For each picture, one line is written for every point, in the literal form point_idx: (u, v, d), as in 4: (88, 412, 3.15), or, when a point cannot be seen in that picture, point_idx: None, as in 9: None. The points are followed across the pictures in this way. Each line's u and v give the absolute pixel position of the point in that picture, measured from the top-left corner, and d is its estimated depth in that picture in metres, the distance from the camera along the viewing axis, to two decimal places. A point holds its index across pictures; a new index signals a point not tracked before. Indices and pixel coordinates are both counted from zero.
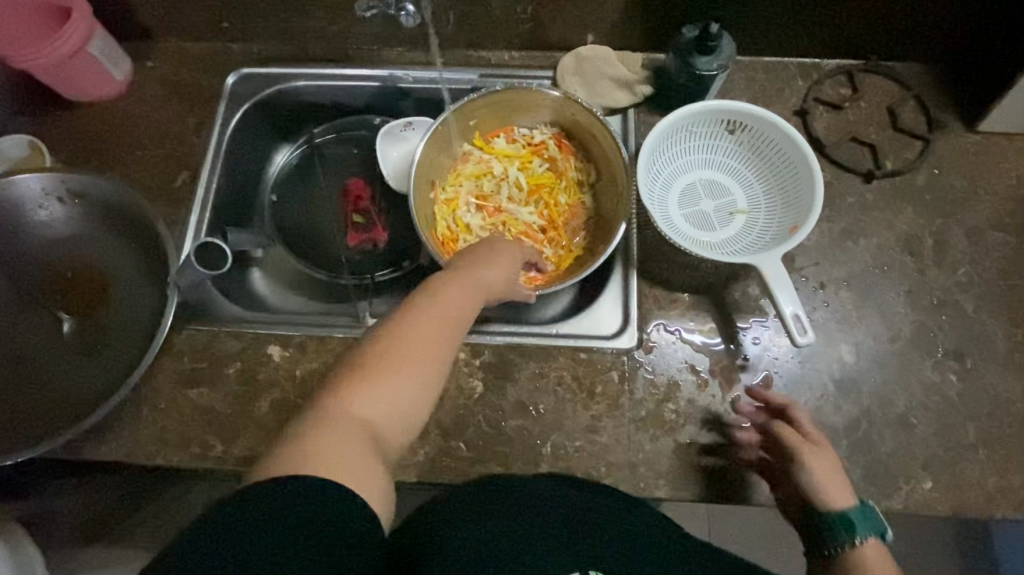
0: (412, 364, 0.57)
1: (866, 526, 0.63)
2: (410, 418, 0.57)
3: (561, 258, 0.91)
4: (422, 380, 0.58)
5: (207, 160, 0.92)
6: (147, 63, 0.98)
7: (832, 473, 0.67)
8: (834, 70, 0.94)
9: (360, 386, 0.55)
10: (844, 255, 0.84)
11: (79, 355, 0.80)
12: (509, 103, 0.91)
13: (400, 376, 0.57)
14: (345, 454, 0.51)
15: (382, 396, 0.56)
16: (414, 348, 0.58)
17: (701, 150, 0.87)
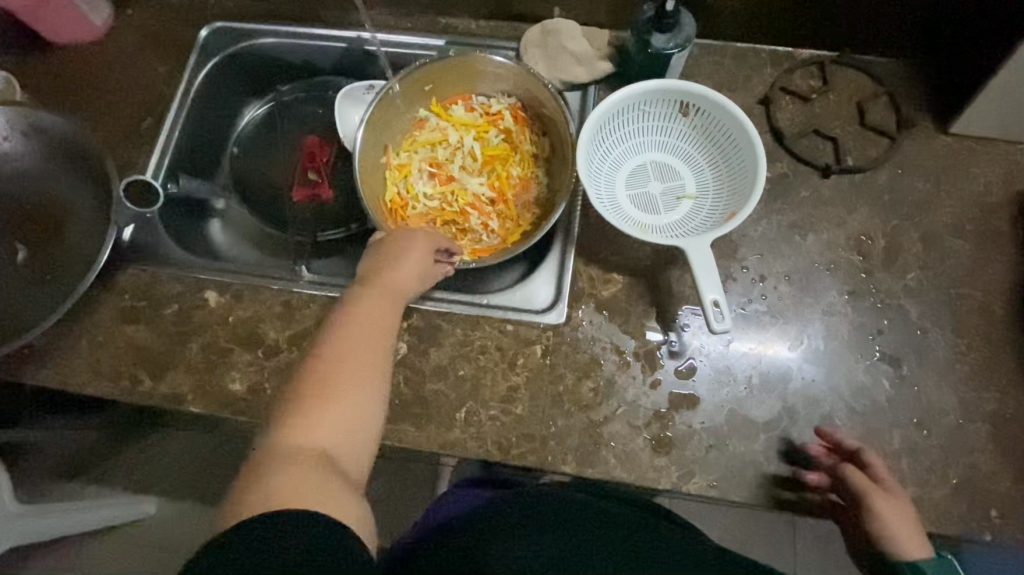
0: (350, 372, 0.61)
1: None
2: (362, 420, 0.60)
3: (507, 231, 0.91)
4: (371, 377, 0.62)
5: (172, 106, 0.94)
6: (126, 11, 1.00)
7: (907, 521, 0.67)
8: (805, 60, 0.91)
9: (307, 412, 0.58)
10: (790, 249, 0.82)
11: (27, 284, 0.83)
12: (466, 71, 0.92)
13: (347, 385, 0.60)
14: (302, 479, 0.52)
15: (331, 413, 0.58)
16: (351, 357, 0.62)
17: (653, 132, 0.85)
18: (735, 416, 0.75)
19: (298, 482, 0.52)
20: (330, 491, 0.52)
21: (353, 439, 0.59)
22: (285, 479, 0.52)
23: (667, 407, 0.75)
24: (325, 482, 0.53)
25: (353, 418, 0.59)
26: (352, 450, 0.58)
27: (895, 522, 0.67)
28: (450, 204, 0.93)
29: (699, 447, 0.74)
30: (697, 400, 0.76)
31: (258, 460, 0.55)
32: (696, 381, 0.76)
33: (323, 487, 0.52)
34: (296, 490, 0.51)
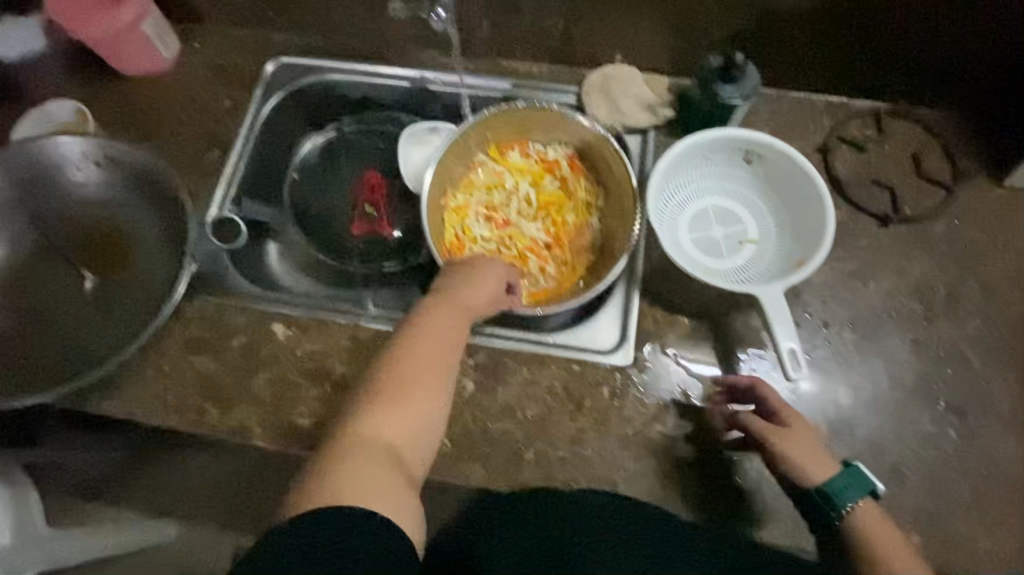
0: (420, 384, 0.64)
1: (852, 490, 0.66)
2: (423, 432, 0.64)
3: (564, 276, 0.92)
4: (439, 391, 0.65)
5: (238, 140, 0.96)
6: (194, 44, 1.03)
7: (807, 445, 0.70)
8: (860, 110, 0.94)
9: (378, 412, 0.62)
10: (852, 295, 0.83)
11: (95, 312, 0.84)
12: (526, 120, 0.93)
13: (416, 395, 0.64)
14: (364, 476, 0.57)
15: (400, 418, 0.62)
16: (421, 369, 0.65)
17: (716, 177, 0.87)
18: None
19: (353, 480, 0.56)
20: (391, 491, 0.57)
21: (416, 443, 0.63)
22: (355, 473, 0.57)
23: (737, 452, 0.75)
24: (389, 481, 0.58)
25: (418, 426, 0.63)
26: (413, 449, 0.63)
27: (800, 453, 0.69)
28: (508, 248, 0.94)
29: (770, 493, 0.74)
30: None
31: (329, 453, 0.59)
32: None
33: (387, 483, 0.58)
34: (358, 485, 0.56)
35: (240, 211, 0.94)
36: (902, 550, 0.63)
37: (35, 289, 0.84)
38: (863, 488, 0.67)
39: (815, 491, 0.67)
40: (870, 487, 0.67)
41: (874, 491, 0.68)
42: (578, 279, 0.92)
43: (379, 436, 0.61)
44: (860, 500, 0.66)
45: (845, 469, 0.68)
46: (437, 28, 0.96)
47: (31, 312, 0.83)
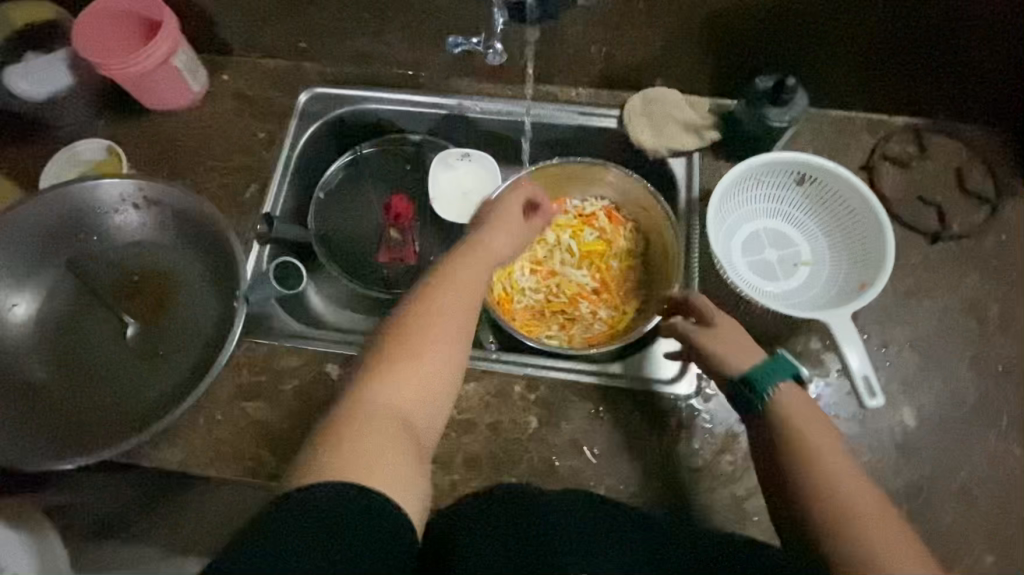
0: (433, 342, 0.63)
1: (776, 374, 0.67)
2: (439, 392, 0.62)
3: (615, 320, 0.94)
4: (453, 349, 0.63)
5: (276, 174, 0.93)
6: (222, 76, 1.00)
7: (736, 340, 0.71)
8: (900, 127, 0.95)
9: (389, 372, 0.60)
10: (907, 314, 0.84)
11: (139, 360, 0.80)
12: (565, 177, 0.97)
13: (427, 353, 0.62)
14: (371, 438, 0.54)
15: (413, 377, 0.60)
16: (435, 326, 0.63)
17: (766, 200, 0.87)
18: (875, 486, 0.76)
19: (360, 447, 0.53)
20: (400, 457, 0.54)
21: (428, 406, 0.61)
22: (358, 439, 0.54)
23: None
24: (392, 447, 0.55)
25: (430, 387, 0.61)
26: (422, 412, 0.60)
27: (728, 348, 0.71)
28: (557, 297, 0.96)
29: None
30: None
31: (342, 412, 0.57)
32: None
33: (393, 447, 0.55)
34: (367, 446, 0.54)
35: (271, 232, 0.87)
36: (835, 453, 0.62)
37: (75, 339, 0.80)
38: (787, 373, 0.67)
39: (746, 384, 0.67)
40: (793, 371, 0.67)
41: (799, 375, 0.68)
42: (629, 323, 0.93)
43: (389, 395, 0.59)
44: (783, 382, 0.66)
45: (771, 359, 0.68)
46: (491, 61, 0.93)
47: (73, 363, 0.79)
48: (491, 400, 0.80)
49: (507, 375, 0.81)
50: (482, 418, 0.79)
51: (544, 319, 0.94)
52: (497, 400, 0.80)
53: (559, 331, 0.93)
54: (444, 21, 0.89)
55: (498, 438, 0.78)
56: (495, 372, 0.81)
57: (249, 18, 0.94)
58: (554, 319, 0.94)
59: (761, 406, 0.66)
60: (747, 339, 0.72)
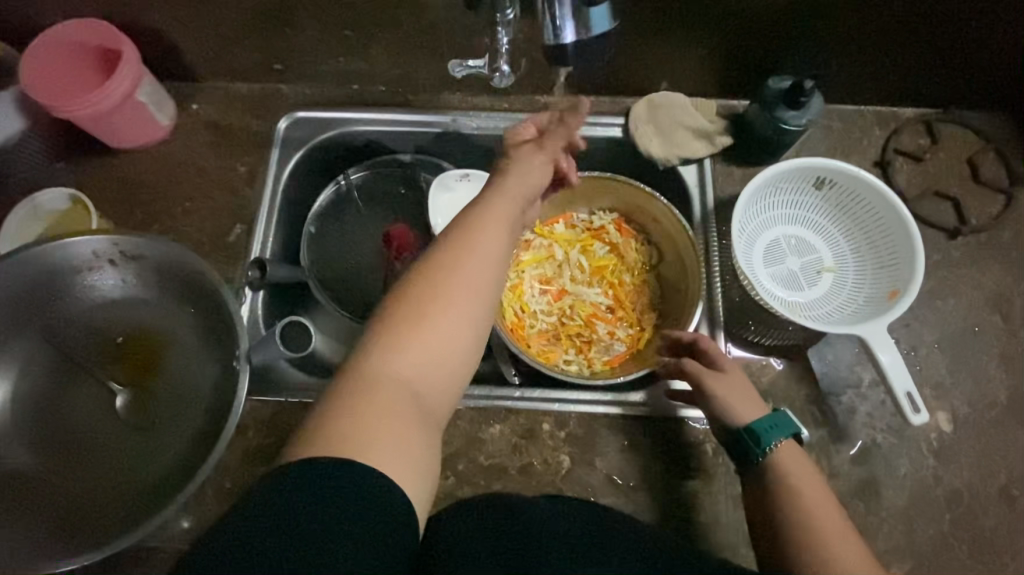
0: (448, 305, 0.56)
1: (777, 431, 0.64)
2: (455, 359, 0.56)
3: (634, 338, 0.90)
4: (468, 313, 0.57)
5: (262, 212, 0.85)
6: (193, 105, 0.92)
7: (739, 390, 0.69)
8: (911, 118, 0.92)
9: (399, 337, 0.54)
10: (934, 315, 0.82)
11: (134, 432, 0.74)
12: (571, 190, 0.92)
13: (440, 318, 0.55)
14: (380, 421, 0.50)
15: (426, 346, 0.54)
16: (450, 286, 0.56)
17: (786, 206, 0.84)
18: (917, 496, 0.74)
19: (369, 428, 0.49)
20: (409, 445, 0.50)
21: (442, 377, 0.55)
22: (364, 412, 0.50)
23: (850, 495, 0.74)
24: (398, 424, 0.50)
25: (447, 354, 0.55)
26: (435, 384, 0.55)
27: (730, 395, 0.69)
28: (572, 318, 0.91)
29: (890, 533, 0.72)
30: (878, 484, 0.75)
31: (351, 379, 0.52)
32: (870, 465, 0.75)
33: (400, 424, 0.51)
34: (376, 427, 0.49)
35: (265, 277, 0.80)
36: (808, 475, 0.62)
37: (59, 414, 0.74)
38: (788, 430, 0.65)
39: (746, 434, 0.65)
40: (794, 429, 0.65)
41: (796, 432, 0.66)
42: (648, 342, 0.89)
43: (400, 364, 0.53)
44: (783, 440, 0.64)
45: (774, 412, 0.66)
46: (498, 83, 0.89)
47: (61, 442, 0.73)
48: (520, 442, 0.76)
49: (534, 413, 0.77)
50: (512, 461, 0.75)
51: (559, 343, 0.90)
52: (526, 441, 0.76)
53: (576, 355, 0.89)
54: (434, 35, 0.83)
55: (531, 481, 0.74)
56: (521, 411, 0.77)
57: (217, 41, 0.86)
58: (570, 343, 0.89)
59: (756, 461, 0.64)
60: (748, 387, 0.70)
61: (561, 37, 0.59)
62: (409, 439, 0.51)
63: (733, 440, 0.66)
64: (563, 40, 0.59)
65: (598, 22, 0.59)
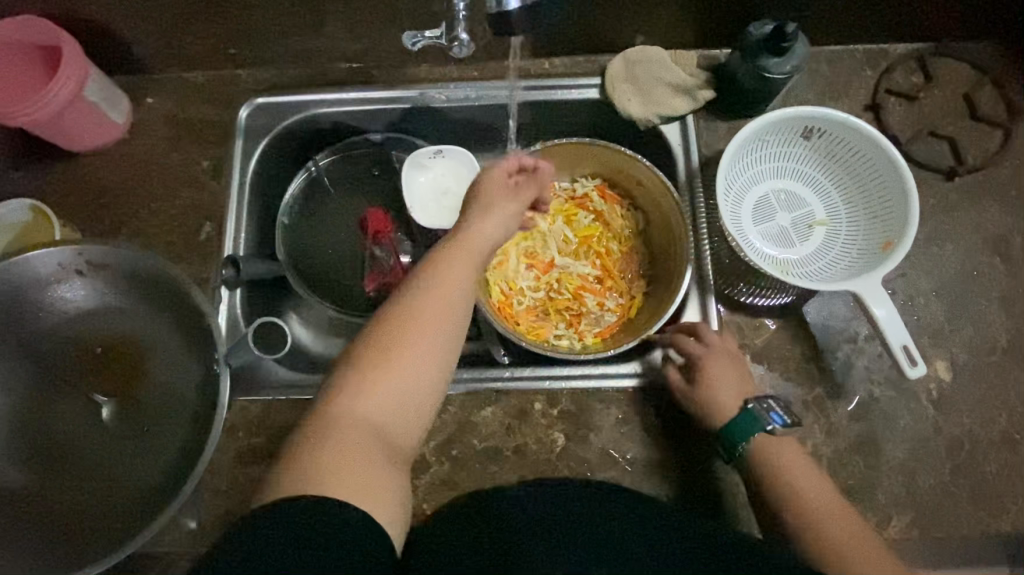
0: (413, 345, 0.56)
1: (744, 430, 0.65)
2: (420, 400, 0.55)
3: (625, 307, 0.88)
4: (431, 355, 0.56)
5: (232, 207, 0.83)
6: (148, 99, 0.88)
7: (718, 384, 0.69)
8: (902, 56, 0.87)
9: (364, 376, 0.54)
10: (930, 261, 0.80)
11: (123, 442, 0.74)
12: (553, 159, 0.88)
13: (404, 361, 0.55)
14: (343, 459, 0.50)
15: (388, 388, 0.54)
16: (417, 326, 0.56)
17: (774, 159, 0.81)
18: (916, 447, 0.73)
19: (335, 464, 0.50)
20: (370, 482, 0.50)
21: (408, 413, 0.55)
22: (327, 454, 0.50)
23: (848, 451, 0.73)
24: (363, 461, 0.51)
25: (409, 394, 0.55)
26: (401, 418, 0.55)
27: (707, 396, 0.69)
28: (560, 291, 0.89)
29: (890, 485, 0.72)
30: (877, 438, 0.74)
31: (316, 420, 0.53)
32: (870, 421, 0.74)
33: (362, 466, 0.51)
34: (338, 467, 0.50)
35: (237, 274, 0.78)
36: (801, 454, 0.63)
37: (46, 430, 0.73)
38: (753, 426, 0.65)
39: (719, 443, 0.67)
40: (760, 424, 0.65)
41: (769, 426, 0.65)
42: (638, 309, 0.87)
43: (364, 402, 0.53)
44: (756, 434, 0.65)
45: (742, 412, 0.66)
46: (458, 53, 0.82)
47: (49, 457, 0.72)
48: (513, 423, 0.75)
49: (524, 392, 0.76)
50: (506, 443, 0.74)
51: (549, 319, 0.88)
52: (519, 422, 0.75)
53: (567, 329, 0.87)
54: (391, 6, 0.78)
55: (527, 463, 0.74)
56: (512, 392, 0.76)
57: (165, 29, 0.81)
58: (559, 317, 0.88)
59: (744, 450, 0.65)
60: (732, 375, 0.69)
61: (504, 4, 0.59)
62: (373, 477, 0.51)
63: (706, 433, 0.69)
64: (507, 4, 0.59)
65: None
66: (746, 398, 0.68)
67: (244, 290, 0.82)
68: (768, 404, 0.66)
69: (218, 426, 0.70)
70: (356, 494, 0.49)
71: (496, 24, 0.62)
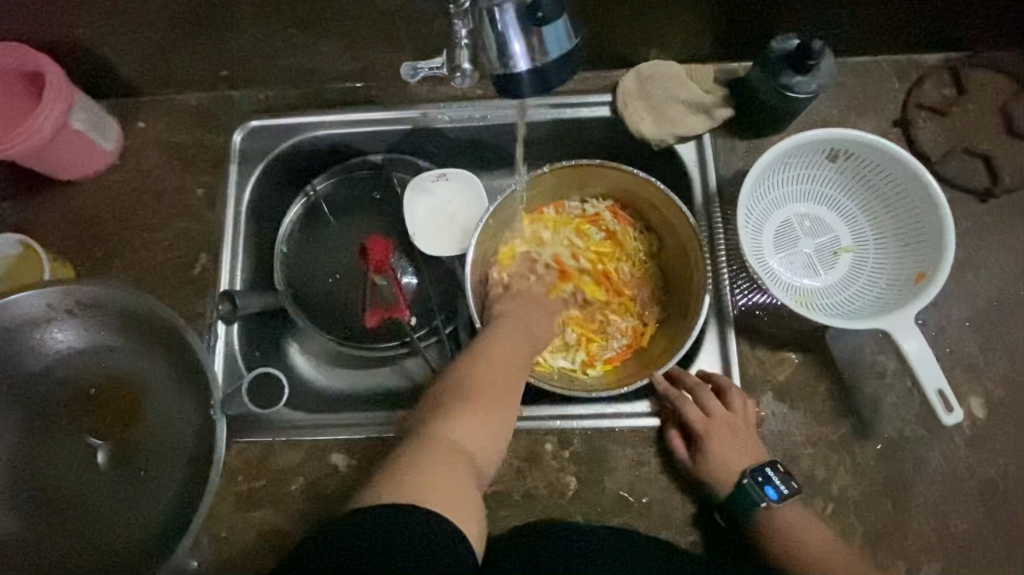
0: (505, 395, 0.66)
1: (740, 505, 0.66)
2: (498, 432, 0.64)
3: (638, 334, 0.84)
4: (508, 394, 0.66)
5: (228, 239, 0.79)
6: (139, 123, 0.84)
7: (720, 456, 0.68)
8: (934, 66, 0.82)
9: (462, 411, 0.63)
10: (964, 290, 0.75)
11: (119, 487, 0.71)
12: (562, 180, 0.83)
13: (489, 400, 0.64)
14: (434, 473, 0.56)
15: (475, 419, 0.63)
16: (500, 381, 0.66)
17: (797, 182, 0.76)
18: (949, 490, 0.69)
19: (428, 476, 0.55)
20: (458, 495, 0.55)
21: (489, 446, 0.63)
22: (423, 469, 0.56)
23: (875, 495, 0.69)
24: (452, 474, 0.57)
25: (491, 422, 0.63)
26: (483, 447, 0.62)
27: (710, 466, 0.68)
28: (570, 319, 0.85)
29: (921, 531, 0.68)
30: (907, 480, 0.70)
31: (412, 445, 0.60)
32: (898, 462, 0.70)
33: (453, 480, 0.56)
34: (433, 476, 0.55)
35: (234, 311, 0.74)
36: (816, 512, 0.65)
37: (38, 477, 0.71)
38: (749, 503, 0.65)
39: (717, 513, 0.68)
40: (756, 502, 0.65)
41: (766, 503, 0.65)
42: (652, 338, 0.83)
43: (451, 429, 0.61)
44: (758, 508, 0.65)
45: (736, 490, 0.66)
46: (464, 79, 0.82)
47: (43, 505, 0.70)
48: (522, 465, 0.72)
49: (535, 433, 0.73)
50: (516, 487, 0.71)
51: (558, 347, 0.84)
52: (529, 464, 0.72)
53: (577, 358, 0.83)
54: (389, 26, 0.73)
55: (537, 507, 0.71)
56: (522, 432, 0.73)
57: (153, 51, 0.77)
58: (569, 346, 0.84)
59: (756, 511, 0.65)
60: (736, 443, 0.68)
61: (513, 66, 0.50)
62: (462, 489, 0.56)
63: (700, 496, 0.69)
64: (517, 67, 0.50)
65: (554, 45, 0.50)
66: (743, 469, 0.67)
67: (241, 324, 0.78)
68: (763, 477, 0.66)
69: (216, 473, 0.67)
70: (443, 503, 0.54)
71: (499, 88, 0.53)
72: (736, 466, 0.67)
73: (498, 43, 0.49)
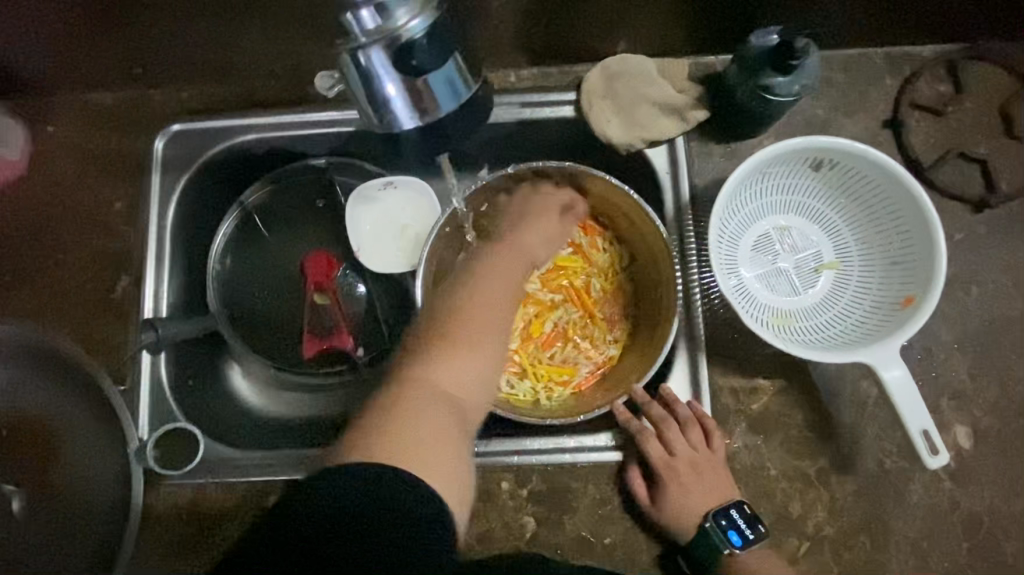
0: (485, 337, 0.61)
1: (703, 548, 0.63)
2: (479, 382, 0.58)
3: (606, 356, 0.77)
4: (485, 339, 0.61)
5: (151, 258, 0.72)
6: (47, 127, 0.75)
7: (682, 499, 0.64)
8: (930, 60, 0.74)
9: (440, 355, 0.58)
10: (954, 309, 0.70)
11: (35, 538, 0.65)
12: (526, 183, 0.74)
13: (468, 347, 0.59)
14: (416, 422, 0.51)
15: (455, 364, 0.58)
16: (478, 320, 0.62)
17: (776, 193, 0.70)
18: (930, 525, 0.65)
19: (400, 427, 0.50)
20: (443, 444, 0.51)
21: (473, 394, 0.57)
22: (399, 416, 0.51)
23: (852, 532, 0.65)
24: (429, 425, 0.52)
25: (473, 371, 0.58)
26: (468, 398, 0.57)
27: (671, 510, 0.64)
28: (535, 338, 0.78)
29: (898, 568, 0.64)
30: (887, 515, 0.65)
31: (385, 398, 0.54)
32: (878, 497, 0.66)
33: (432, 429, 0.51)
34: (415, 428, 0.51)
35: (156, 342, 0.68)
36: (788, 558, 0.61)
37: None
38: (711, 547, 0.62)
39: (681, 557, 0.64)
40: (719, 547, 0.62)
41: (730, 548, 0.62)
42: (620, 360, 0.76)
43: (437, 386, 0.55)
44: (723, 552, 0.62)
45: (698, 532, 0.63)
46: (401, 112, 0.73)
47: None
48: (477, 506, 0.67)
49: (491, 470, 0.67)
50: (470, 527, 0.66)
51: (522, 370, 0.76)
52: (484, 504, 0.67)
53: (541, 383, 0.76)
54: (319, 17, 0.65)
55: (493, 550, 0.66)
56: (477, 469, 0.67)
57: (51, 47, 0.68)
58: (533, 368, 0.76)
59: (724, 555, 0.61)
60: (699, 483, 0.64)
61: (400, 124, 0.48)
62: (447, 436, 0.52)
63: (660, 540, 0.65)
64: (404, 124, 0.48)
65: (445, 97, 0.48)
66: (707, 510, 0.63)
67: (169, 353, 0.71)
68: (727, 520, 0.62)
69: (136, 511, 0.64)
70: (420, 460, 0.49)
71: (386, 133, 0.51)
72: (699, 508, 0.63)
73: (385, 108, 0.46)
